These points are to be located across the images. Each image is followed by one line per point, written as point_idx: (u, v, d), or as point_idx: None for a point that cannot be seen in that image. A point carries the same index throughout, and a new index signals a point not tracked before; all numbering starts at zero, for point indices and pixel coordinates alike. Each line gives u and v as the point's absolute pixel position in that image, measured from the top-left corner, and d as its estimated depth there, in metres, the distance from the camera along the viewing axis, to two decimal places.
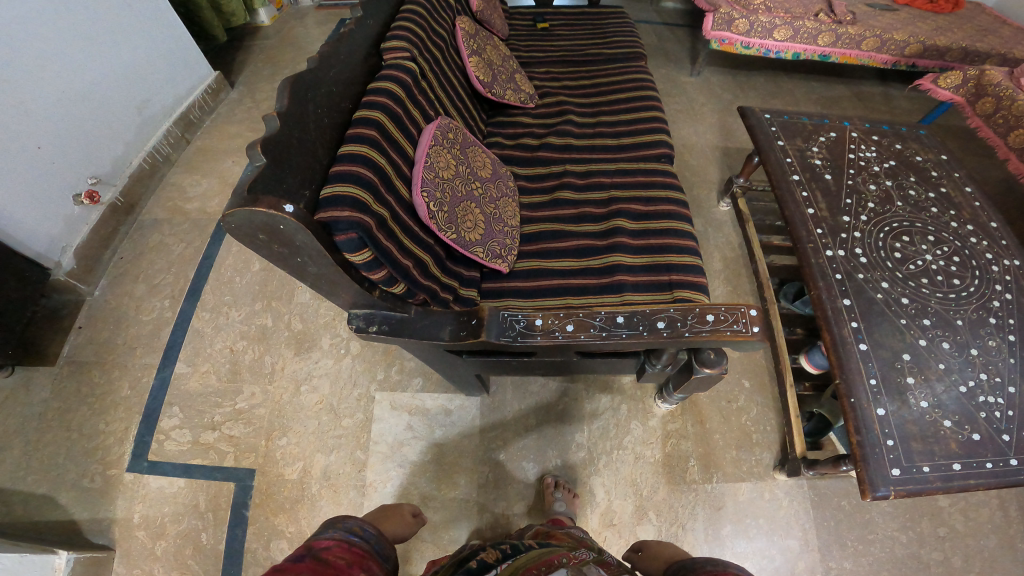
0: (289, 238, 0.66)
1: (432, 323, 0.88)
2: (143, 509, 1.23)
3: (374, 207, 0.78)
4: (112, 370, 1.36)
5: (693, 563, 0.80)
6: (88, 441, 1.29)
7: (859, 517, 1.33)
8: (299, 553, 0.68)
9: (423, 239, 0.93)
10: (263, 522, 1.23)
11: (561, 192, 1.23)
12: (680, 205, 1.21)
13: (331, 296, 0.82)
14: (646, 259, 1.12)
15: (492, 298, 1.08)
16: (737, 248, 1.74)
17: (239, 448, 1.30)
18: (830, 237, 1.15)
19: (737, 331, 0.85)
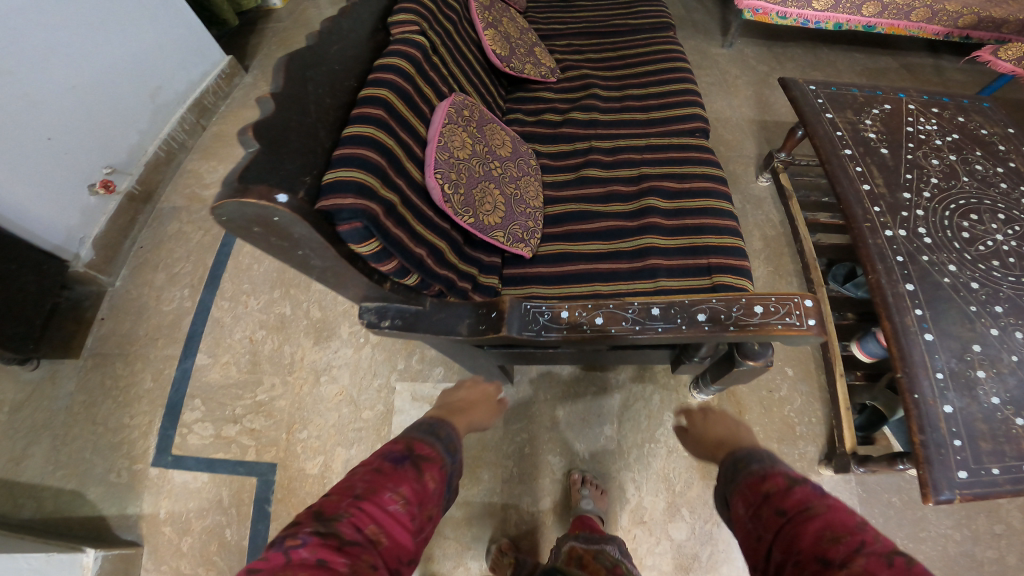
0: (286, 231, 0.62)
1: (448, 316, 0.82)
2: (168, 505, 1.23)
3: (382, 193, 0.72)
4: (135, 362, 1.35)
5: (744, 459, 0.75)
6: (114, 435, 1.29)
7: (911, 513, 1.24)
8: (395, 453, 0.69)
9: (438, 225, 0.87)
10: (286, 517, 1.21)
11: (587, 170, 1.16)
12: (718, 183, 1.13)
13: (339, 290, 0.76)
14: (682, 241, 1.05)
15: (515, 285, 1.02)
16: (779, 226, 1.64)
17: (260, 442, 1.28)
18: (889, 216, 1.05)
19: (788, 324, 0.77)
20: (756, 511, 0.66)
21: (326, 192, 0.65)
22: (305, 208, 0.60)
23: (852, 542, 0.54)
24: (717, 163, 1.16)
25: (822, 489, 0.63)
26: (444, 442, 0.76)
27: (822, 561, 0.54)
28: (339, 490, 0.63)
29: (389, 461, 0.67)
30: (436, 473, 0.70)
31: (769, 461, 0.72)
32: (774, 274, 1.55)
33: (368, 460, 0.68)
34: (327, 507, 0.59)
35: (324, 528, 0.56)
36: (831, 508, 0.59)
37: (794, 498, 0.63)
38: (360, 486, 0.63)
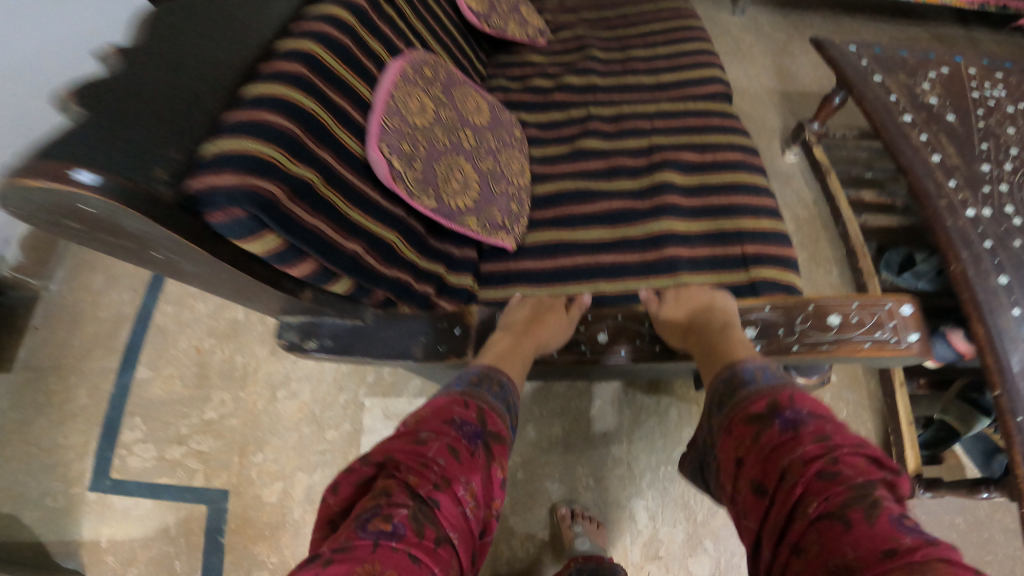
0: (113, 223, 0.46)
1: (396, 334, 0.66)
2: (111, 531, 1.07)
3: (288, 170, 0.54)
4: (69, 376, 1.19)
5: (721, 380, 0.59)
6: (48, 456, 1.12)
7: (975, 536, 1.07)
8: (467, 423, 0.56)
9: (385, 211, 0.69)
10: (242, 550, 1.05)
11: (584, 140, 0.96)
12: (748, 155, 0.92)
13: (241, 300, 0.60)
14: (708, 224, 0.86)
15: (497, 284, 0.84)
16: (814, 206, 1.43)
17: (209, 465, 1.12)
18: (969, 192, 0.86)
19: (878, 340, 0.63)
20: (724, 455, 0.54)
21: (199, 168, 0.48)
22: (136, 196, 0.44)
23: (817, 503, 0.44)
24: (742, 128, 0.96)
25: (790, 424, 0.49)
26: (507, 408, 0.62)
27: (792, 543, 0.44)
28: (410, 454, 0.52)
29: (463, 435, 0.55)
30: (504, 455, 0.58)
31: (726, 388, 0.57)
32: (812, 265, 1.34)
33: (434, 423, 0.55)
34: (409, 482, 0.50)
35: (416, 515, 0.47)
36: (797, 466, 0.46)
37: (757, 451, 0.50)
38: (437, 462, 0.52)
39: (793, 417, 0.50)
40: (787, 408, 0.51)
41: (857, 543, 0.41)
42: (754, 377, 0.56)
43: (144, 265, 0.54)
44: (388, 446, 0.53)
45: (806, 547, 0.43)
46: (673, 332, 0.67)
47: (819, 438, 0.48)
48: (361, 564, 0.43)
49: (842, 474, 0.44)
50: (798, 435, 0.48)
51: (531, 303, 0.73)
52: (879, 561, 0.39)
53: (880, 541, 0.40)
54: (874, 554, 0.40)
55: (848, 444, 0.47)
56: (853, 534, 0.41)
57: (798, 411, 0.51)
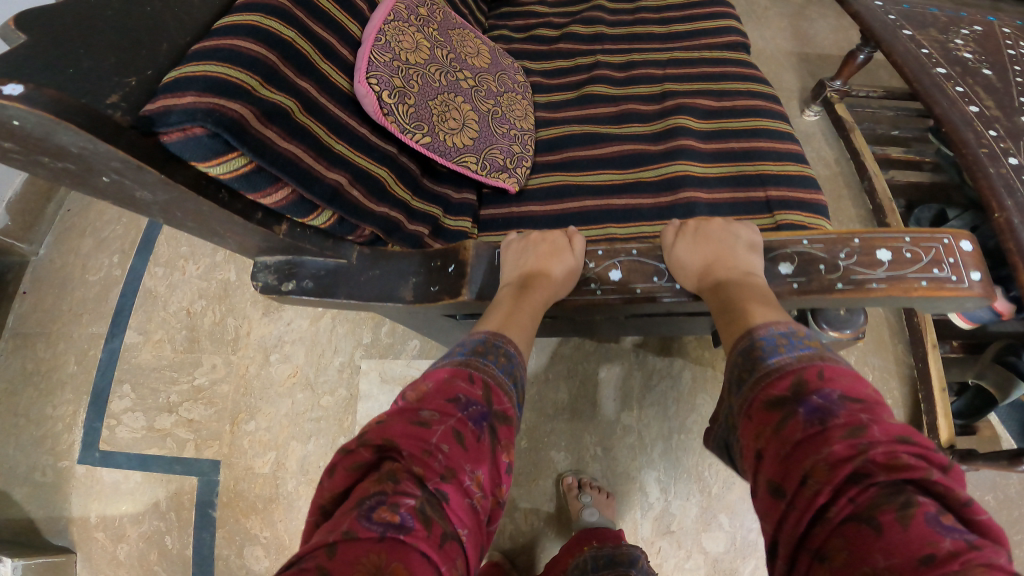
0: (48, 141, 0.42)
1: (385, 275, 0.60)
2: (99, 508, 1.04)
3: (261, 93, 0.51)
4: (57, 343, 1.16)
5: (746, 356, 0.52)
6: (36, 428, 1.10)
7: (1004, 516, 1.02)
8: (473, 402, 0.50)
9: (376, 146, 0.64)
10: (234, 525, 1.02)
11: (591, 87, 0.89)
12: (767, 100, 0.85)
13: (210, 238, 0.55)
14: (725, 169, 0.80)
15: (498, 229, 0.77)
16: (839, 164, 1.35)
17: (199, 435, 1.08)
18: (1010, 141, 0.78)
19: (935, 279, 0.54)
20: (744, 441, 0.49)
21: (158, 94, 0.46)
22: (72, 110, 0.40)
23: (841, 506, 0.39)
24: (763, 77, 0.88)
25: (816, 414, 0.44)
26: (515, 383, 0.55)
27: (815, 549, 0.40)
28: (411, 437, 0.46)
29: (469, 417, 0.49)
30: (512, 435, 0.52)
31: (745, 364, 0.51)
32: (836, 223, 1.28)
33: (437, 401, 0.49)
34: (415, 469, 0.44)
35: (422, 506, 0.42)
36: (822, 469, 0.41)
37: (778, 446, 0.45)
38: (441, 449, 0.46)
39: (820, 403, 0.44)
40: (814, 393, 0.45)
41: (890, 551, 0.36)
42: (775, 349, 0.50)
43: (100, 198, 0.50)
44: (382, 425, 0.47)
45: (832, 554, 0.38)
46: (689, 275, 0.59)
47: (849, 432, 0.42)
48: (367, 555, 0.38)
49: (871, 475, 0.39)
50: (825, 427, 0.43)
51: (534, 239, 0.64)
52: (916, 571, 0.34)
53: (915, 547, 0.35)
54: (910, 562, 0.35)
55: (886, 438, 0.41)
56: (885, 540, 0.36)
57: (828, 395, 0.45)
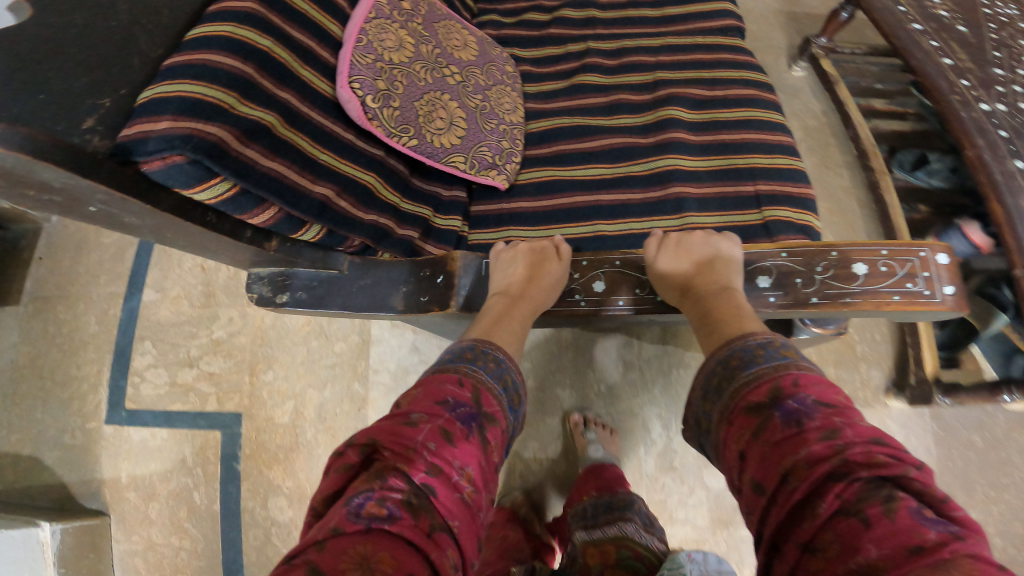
0: (29, 177, 0.43)
1: (374, 286, 0.62)
2: (130, 468, 1.09)
3: (239, 110, 0.52)
4: (77, 304, 1.20)
5: (731, 360, 0.52)
6: (63, 390, 1.15)
7: (994, 456, 1.05)
8: (461, 403, 0.50)
9: (362, 152, 0.66)
10: (258, 477, 1.07)
11: (582, 76, 0.88)
12: (763, 88, 0.85)
13: (203, 252, 0.59)
14: (714, 164, 0.79)
15: (488, 226, 0.78)
16: (824, 116, 1.33)
17: (221, 388, 1.12)
18: (982, 90, 0.77)
19: (907, 293, 0.57)
20: (730, 448, 0.49)
21: (134, 117, 0.48)
22: (47, 147, 0.42)
23: (830, 503, 0.39)
24: (758, 64, 0.87)
25: (792, 417, 0.44)
26: (505, 388, 0.55)
27: (803, 542, 0.40)
28: (398, 436, 0.46)
29: (457, 417, 0.49)
30: (501, 437, 0.52)
31: (725, 374, 0.52)
32: (824, 174, 1.26)
33: (425, 403, 0.49)
34: (400, 464, 0.44)
35: (411, 499, 0.42)
36: (803, 469, 0.42)
37: (760, 448, 0.45)
38: (427, 446, 0.46)
39: (796, 407, 0.45)
40: (790, 398, 0.46)
41: (881, 542, 0.36)
42: (754, 358, 0.51)
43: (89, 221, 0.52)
44: (372, 428, 0.48)
45: (823, 547, 0.38)
46: (671, 288, 0.61)
47: (826, 435, 0.42)
48: (353, 546, 0.39)
49: (853, 471, 0.40)
50: (802, 429, 0.43)
51: (522, 250, 0.66)
52: (906, 560, 0.35)
53: (904, 538, 0.36)
54: (902, 552, 0.35)
55: (860, 438, 0.42)
56: (875, 532, 0.37)
57: (802, 399, 0.45)
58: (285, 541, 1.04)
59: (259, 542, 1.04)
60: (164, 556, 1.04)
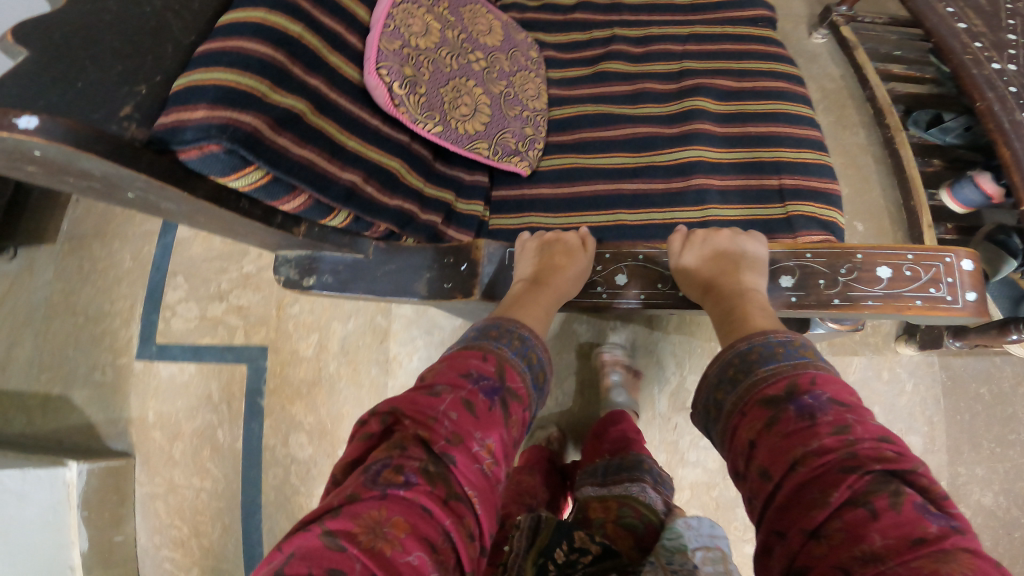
0: (71, 165, 0.47)
1: (398, 271, 0.64)
2: (156, 406, 1.13)
3: (272, 99, 0.54)
4: (112, 243, 1.25)
5: (745, 353, 0.54)
6: (95, 326, 1.20)
7: (1000, 410, 1.06)
8: (485, 376, 0.52)
9: (388, 137, 0.67)
10: (280, 414, 1.10)
11: (607, 64, 0.88)
12: (794, 82, 0.85)
13: (234, 235, 0.62)
14: (739, 155, 0.80)
15: (509, 212, 0.79)
16: (844, 79, 1.24)
17: (249, 321, 1.15)
18: (994, 51, 0.78)
19: (930, 297, 0.60)
20: (736, 434, 0.51)
21: (170, 104, 0.49)
22: (87, 137, 0.44)
23: (840, 493, 0.41)
24: (786, 56, 0.87)
25: (806, 410, 0.46)
26: (530, 365, 0.57)
27: (808, 529, 0.41)
28: (419, 406, 0.48)
29: (480, 390, 0.51)
30: (521, 412, 0.54)
31: (740, 366, 0.53)
32: (837, 134, 1.20)
33: (449, 374, 0.51)
34: (420, 433, 0.46)
35: (428, 468, 0.44)
36: (811, 458, 0.43)
37: (769, 438, 0.47)
38: (449, 415, 0.48)
39: (811, 402, 0.46)
40: (806, 393, 0.47)
41: (886, 532, 0.38)
42: (773, 355, 0.52)
43: (126, 204, 0.58)
44: (394, 397, 0.49)
45: (828, 534, 0.40)
46: (694, 288, 0.63)
47: (836, 430, 0.44)
48: (368, 509, 0.41)
49: (864, 464, 0.42)
50: (814, 423, 0.45)
51: (548, 239, 0.67)
52: (910, 550, 0.37)
53: (908, 529, 0.38)
54: (904, 542, 0.37)
55: (868, 436, 0.44)
56: (881, 523, 0.39)
57: (818, 396, 0.47)
58: (302, 480, 1.07)
59: (278, 481, 1.07)
60: (185, 498, 1.09)
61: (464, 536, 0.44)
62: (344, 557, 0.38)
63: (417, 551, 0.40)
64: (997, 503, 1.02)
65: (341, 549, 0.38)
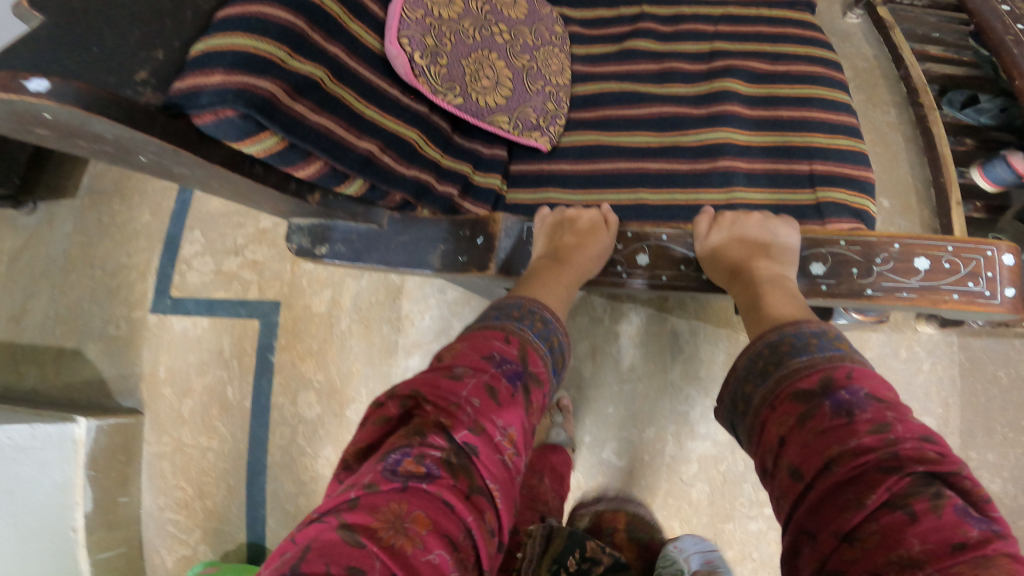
0: (82, 128, 0.46)
1: (413, 242, 0.63)
2: (168, 360, 1.15)
3: (290, 65, 0.52)
4: (132, 197, 1.25)
5: (778, 346, 0.53)
6: (111, 279, 1.21)
7: (1017, 394, 1.03)
8: (507, 360, 0.51)
9: (408, 108, 0.65)
10: (290, 369, 1.12)
11: (633, 41, 0.85)
12: (830, 67, 0.82)
13: (248, 201, 0.60)
14: (768, 139, 0.77)
15: (528, 187, 0.77)
16: (876, 56, 1.20)
17: (262, 277, 1.16)
18: None
19: (967, 292, 0.57)
20: (764, 428, 0.50)
21: (188, 70, 0.48)
22: (100, 100, 0.43)
23: (879, 495, 0.41)
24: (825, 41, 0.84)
25: (843, 407, 0.45)
26: (551, 348, 0.56)
27: (841, 531, 0.41)
28: (441, 390, 0.47)
29: (503, 374, 0.50)
30: (540, 398, 0.53)
31: (772, 358, 0.53)
32: (866, 113, 1.16)
33: (470, 357, 0.50)
34: (442, 420, 0.45)
35: (450, 459, 0.44)
36: (847, 458, 0.43)
37: (803, 435, 0.46)
38: (472, 402, 0.46)
39: (848, 398, 0.46)
40: (843, 389, 0.47)
41: (925, 536, 0.38)
42: (806, 347, 0.51)
43: (141, 168, 0.57)
44: (414, 379, 0.48)
45: (862, 537, 0.40)
46: (721, 271, 0.61)
47: (875, 428, 0.44)
48: (387, 503, 0.41)
49: (906, 465, 0.41)
50: (851, 420, 0.44)
51: (569, 217, 0.65)
52: (950, 556, 0.37)
53: (948, 534, 0.38)
54: (943, 547, 0.38)
55: (910, 435, 0.43)
56: (920, 526, 0.39)
57: (855, 392, 0.46)
58: (308, 440, 1.09)
59: (285, 441, 1.09)
60: (192, 457, 1.11)
61: (484, 531, 0.44)
62: (363, 554, 0.38)
63: (438, 549, 0.40)
64: (1005, 491, 1.00)
65: (360, 546, 0.38)
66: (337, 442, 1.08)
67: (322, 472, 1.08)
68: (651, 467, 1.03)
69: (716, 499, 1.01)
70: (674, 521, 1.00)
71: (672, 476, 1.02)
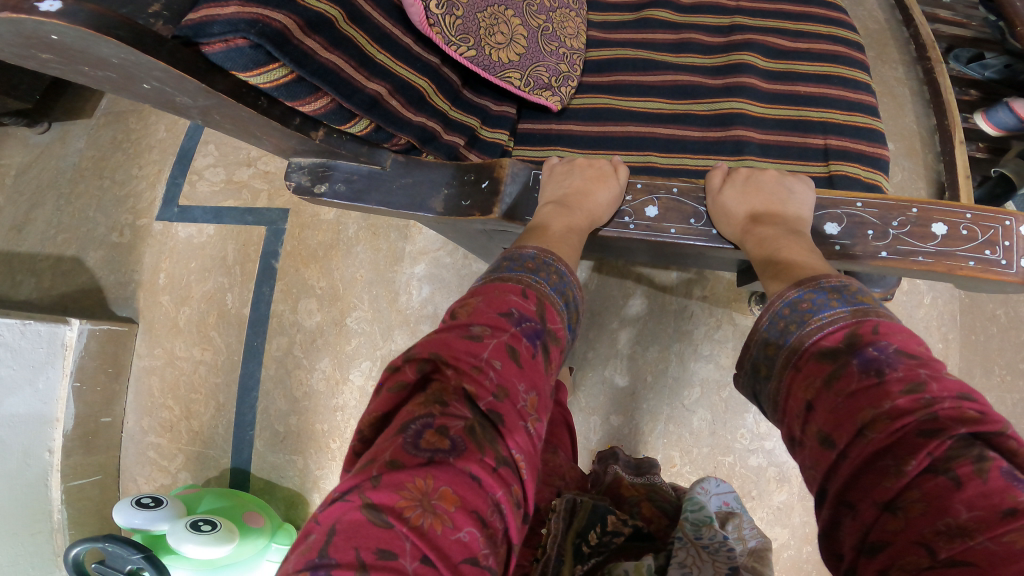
0: (88, 53, 0.44)
1: (418, 186, 0.61)
2: (168, 268, 1.20)
3: (305, 1, 0.49)
4: (148, 115, 1.32)
5: (804, 303, 0.45)
6: (121, 188, 1.28)
7: (1014, 335, 1.02)
8: (527, 318, 0.41)
9: (419, 58, 0.61)
10: (293, 277, 1.15)
11: (652, 10, 0.83)
12: (855, 47, 0.79)
13: (249, 136, 0.58)
14: (783, 112, 0.74)
15: (535, 144, 0.76)
16: (887, 18, 1.18)
17: (272, 187, 1.21)
18: None
19: (984, 260, 0.55)
20: (791, 398, 0.42)
21: (202, 3, 0.46)
22: (108, 22, 0.42)
23: (919, 460, 0.33)
24: (851, 22, 0.81)
25: (872, 365, 0.37)
26: (567, 304, 0.47)
27: (881, 501, 0.34)
28: (461, 351, 0.37)
29: (523, 333, 0.40)
30: (561, 361, 0.44)
31: (793, 318, 0.44)
32: (874, 69, 1.15)
33: (487, 314, 0.40)
34: (465, 387, 0.36)
35: (475, 430, 0.35)
36: (883, 422, 0.35)
37: (830, 398, 0.38)
38: (493, 365, 0.37)
39: (876, 355, 0.38)
40: (870, 345, 0.39)
41: (971, 503, 0.31)
42: (827, 302, 0.43)
43: (143, 100, 0.53)
44: (429, 340, 0.39)
45: (905, 505, 0.33)
46: (734, 225, 0.58)
47: (910, 388, 0.36)
48: (411, 479, 0.32)
49: (948, 428, 0.34)
50: (882, 380, 0.37)
51: (579, 165, 0.63)
52: (1001, 524, 0.30)
53: (997, 500, 0.31)
54: (993, 515, 0.31)
55: (947, 393, 0.35)
56: (965, 493, 0.32)
57: (884, 347, 0.38)
58: (306, 352, 1.12)
59: (281, 352, 1.12)
60: (183, 372, 1.16)
61: (516, 507, 0.34)
62: (392, 536, 0.29)
63: (470, 529, 0.31)
64: None
65: (389, 526, 0.30)
66: (333, 354, 1.10)
67: (316, 386, 1.09)
68: (653, 389, 1.02)
69: (717, 429, 1.00)
70: (674, 450, 1.00)
71: (675, 400, 1.01)
